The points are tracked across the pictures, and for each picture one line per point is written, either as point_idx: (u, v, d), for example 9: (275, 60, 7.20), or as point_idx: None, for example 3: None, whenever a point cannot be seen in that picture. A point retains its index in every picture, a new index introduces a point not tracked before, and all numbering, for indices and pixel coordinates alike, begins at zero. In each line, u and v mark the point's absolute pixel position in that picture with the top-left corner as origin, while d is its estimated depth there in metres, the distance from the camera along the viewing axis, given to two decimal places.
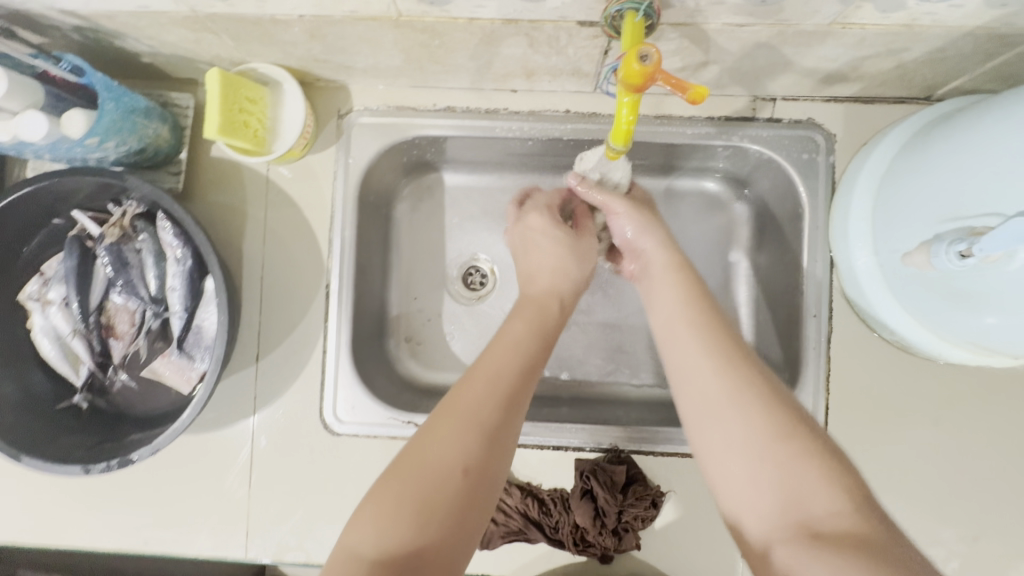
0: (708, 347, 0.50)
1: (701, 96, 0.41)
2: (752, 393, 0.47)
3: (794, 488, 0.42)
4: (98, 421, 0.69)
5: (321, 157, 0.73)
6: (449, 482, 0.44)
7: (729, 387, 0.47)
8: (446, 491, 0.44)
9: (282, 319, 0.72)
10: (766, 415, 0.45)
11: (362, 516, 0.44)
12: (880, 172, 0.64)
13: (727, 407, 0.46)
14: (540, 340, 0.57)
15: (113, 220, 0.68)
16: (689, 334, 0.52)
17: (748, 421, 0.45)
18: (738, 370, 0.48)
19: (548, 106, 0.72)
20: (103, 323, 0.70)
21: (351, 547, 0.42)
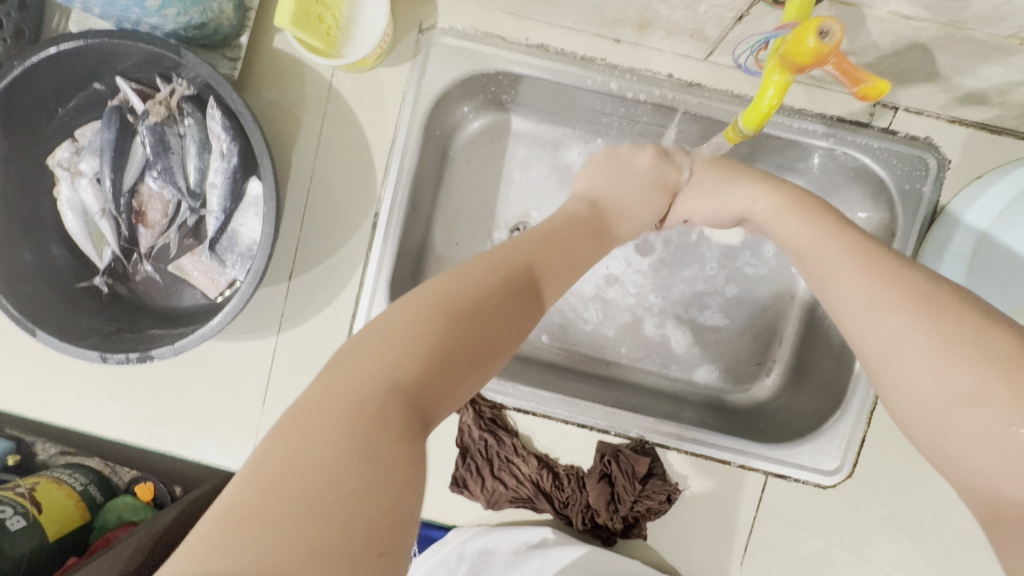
0: (899, 280, 0.40)
1: (879, 92, 0.37)
2: (952, 331, 0.35)
3: (1017, 446, 0.31)
4: (117, 307, 0.66)
5: (392, 72, 0.66)
6: (483, 339, 0.38)
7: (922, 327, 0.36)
8: (367, 419, 0.30)
9: (321, 239, 0.67)
10: (961, 355, 0.34)
11: (382, 340, 0.35)
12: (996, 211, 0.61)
13: (920, 349, 0.36)
14: (517, 278, 0.43)
15: (159, 97, 0.62)
16: (855, 269, 0.42)
17: (936, 369, 0.35)
18: (925, 303, 0.37)
19: (650, 66, 0.65)
20: (134, 208, 0.65)
21: (362, 365, 0.33)
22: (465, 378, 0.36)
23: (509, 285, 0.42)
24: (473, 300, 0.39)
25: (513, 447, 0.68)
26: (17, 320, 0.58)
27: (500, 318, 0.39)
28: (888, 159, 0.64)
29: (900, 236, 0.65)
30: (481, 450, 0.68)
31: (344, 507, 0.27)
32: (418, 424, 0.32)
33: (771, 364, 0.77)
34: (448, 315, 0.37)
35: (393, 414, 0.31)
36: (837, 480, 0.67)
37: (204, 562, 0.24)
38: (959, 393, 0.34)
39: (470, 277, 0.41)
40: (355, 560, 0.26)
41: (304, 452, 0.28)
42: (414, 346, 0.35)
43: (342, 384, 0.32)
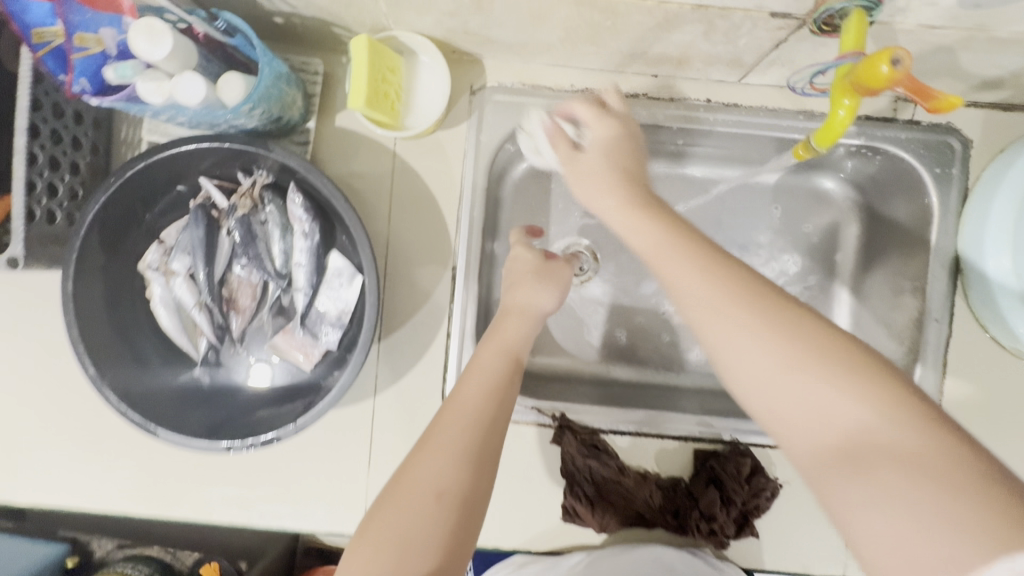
0: (738, 322, 0.40)
1: (950, 106, 0.41)
2: (789, 343, 0.38)
3: (876, 444, 0.34)
4: (218, 395, 0.68)
5: (450, 134, 0.70)
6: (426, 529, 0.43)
7: (793, 348, 0.38)
8: None
9: (403, 300, 0.71)
10: (837, 378, 0.37)
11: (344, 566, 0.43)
12: (1019, 190, 0.65)
13: (770, 381, 0.38)
14: (468, 425, 0.48)
15: (241, 190, 0.65)
16: (703, 274, 0.42)
17: (819, 384, 0.37)
18: (809, 351, 0.38)
19: (687, 94, 0.70)
20: (226, 296, 0.67)
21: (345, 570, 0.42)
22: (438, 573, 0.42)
23: (447, 457, 0.46)
24: (404, 513, 0.43)
25: (618, 468, 0.70)
26: (137, 422, 0.59)
27: (439, 510, 0.43)
28: (916, 148, 0.70)
29: (939, 215, 0.70)
30: (587, 476, 0.70)
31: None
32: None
33: None
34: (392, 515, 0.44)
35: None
36: None
37: None
38: (830, 406, 0.36)
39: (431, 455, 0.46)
40: None
41: None
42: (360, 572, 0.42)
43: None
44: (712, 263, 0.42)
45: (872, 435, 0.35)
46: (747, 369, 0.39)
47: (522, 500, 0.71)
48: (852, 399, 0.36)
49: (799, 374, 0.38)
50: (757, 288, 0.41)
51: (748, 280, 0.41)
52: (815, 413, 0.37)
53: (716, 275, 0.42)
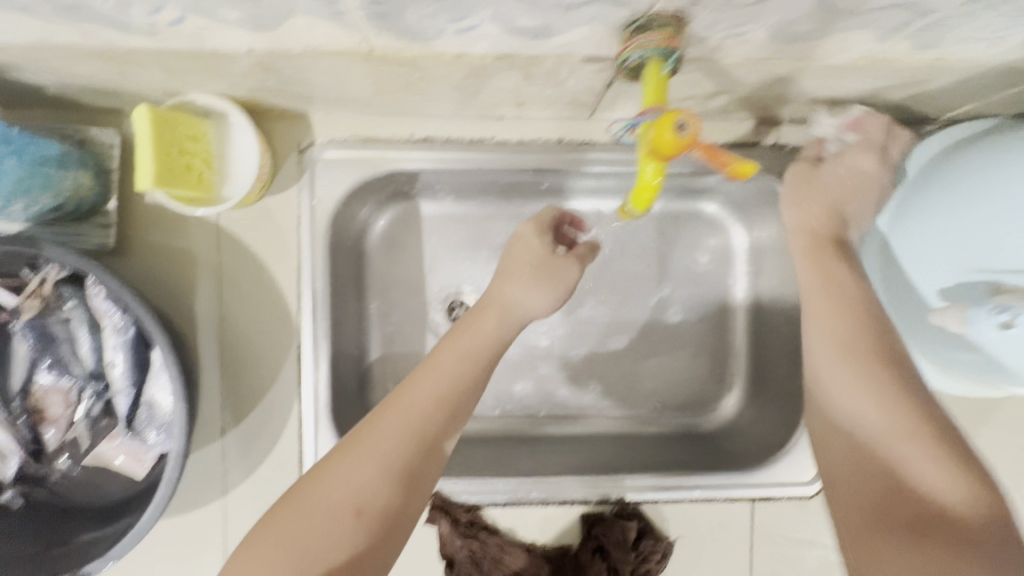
0: (876, 394, 0.47)
1: (746, 170, 0.38)
2: (898, 413, 0.46)
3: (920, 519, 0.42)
4: (38, 519, 0.60)
5: (282, 198, 0.63)
6: (357, 522, 0.43)
7: (876, 408, 0.47)
8: None
9: (247, 386, 0.63)
10: (905, 446, 0.45)
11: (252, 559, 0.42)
12: (898, 201, 0.60)
13: (876, 444, 0.46)
14: (402, 445, 0.45)
15: (30, 288, 0.56)
16: (866, 374, 0.48)
17: (895, 448, 0.45)
18: (891, 416, 0.46)
19: (539, 134, 0.65)
20: (32, 407, 0.59)
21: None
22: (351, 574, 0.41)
23: (370, 474, 0.44)
24: (338, 498, 0.43)
25: (501, 545, 0.65)
26: None
27: (365, 494, 0.44)
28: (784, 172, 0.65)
29: None
30: (467, 557, 0.65)
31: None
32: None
33: (731, 381, 0.78)
34: (317, 499, 0.43)
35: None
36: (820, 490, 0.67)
37: None
38: (865, 418, 0.47)
39: (355, 473, 0.44)
40: None
41: None
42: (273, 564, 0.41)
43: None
44: (860, 365, 0.49)
45: (910, 483, 0.44)
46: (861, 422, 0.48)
47: None
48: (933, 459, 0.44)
49: (875, 435, 0.47)
50: (869, 358, 0.49)
51: (870, 368, 0.49)
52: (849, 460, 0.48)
53: (854, 352, 0.50)
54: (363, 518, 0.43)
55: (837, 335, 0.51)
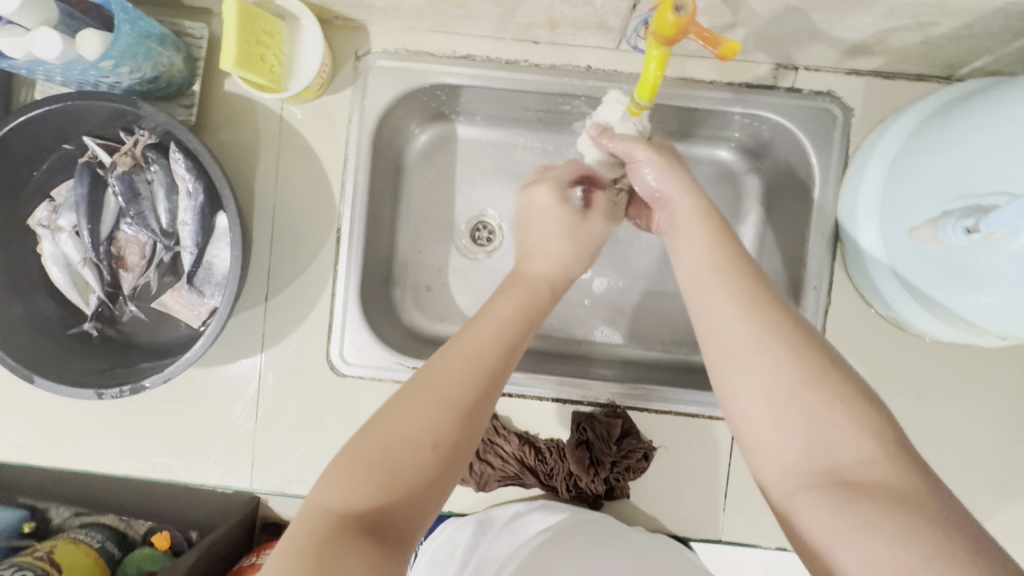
0: (748, 332, 0.46)
1: (733, 53, 0.41)
2: (790, 357, 0.44)
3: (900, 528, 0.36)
4: (108, 349, 0.70)
5: (337, 99, 0.72)
6: (439, 435, 0.44)
7: (768, 372, 0.44)
8: (318, 536, 0.39)
9: (291, 261, 0.73)
10: (811, 407, 0.42)
11: (342, 464, 0.43)
12: (879, 186, 0.65)
13: (755, 383, 0.44)
14: (477, 365, 0.48)
15: (124, 149, 0.67)
16: (726, 296, 0.48)
17: (774, 376, 0.44)
18: (767, 346, 0.45)
19: (570, 61, 0.71)
20: (114, 254, 0.70)
21: (323, 495, 0.42)
22: (426, 476, 0.43)
23: (454, 382, 0.47)
24: (423, 414, 0.45)
25: (495, 428, 0.71)
26: (14, 370, 0.62)
27: (443, 409, 0.45)
28: (796, 115, 0.70)
29: (818, 183, 0.70)
30: None
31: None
32: (369, 536, 0.40)
33: None
34: (400, 412, 0.45)
35: (351, 533, 0.40)
36: None
37: None
38: (783, 393, 0.43)
39: (445, 381, 0.47)
40: None
41: (293, 543, 0.39)
42: (364, 478, 0.42)
43: (313, 508, 0.42)
44: (747, 293, 0.48)
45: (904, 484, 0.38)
46: (754, 386, 0.44)
47: None
48: (844, 427, 0.41)
49: (800, 402, 0.42)
50: (763, 308, 0.46)
51: (761, 303, 0.47)
52: (804, 444, 0.42)
53: (753, 310, 0.46)
54: (460, 436, 0.45)
55: (725, 294, 0.48)
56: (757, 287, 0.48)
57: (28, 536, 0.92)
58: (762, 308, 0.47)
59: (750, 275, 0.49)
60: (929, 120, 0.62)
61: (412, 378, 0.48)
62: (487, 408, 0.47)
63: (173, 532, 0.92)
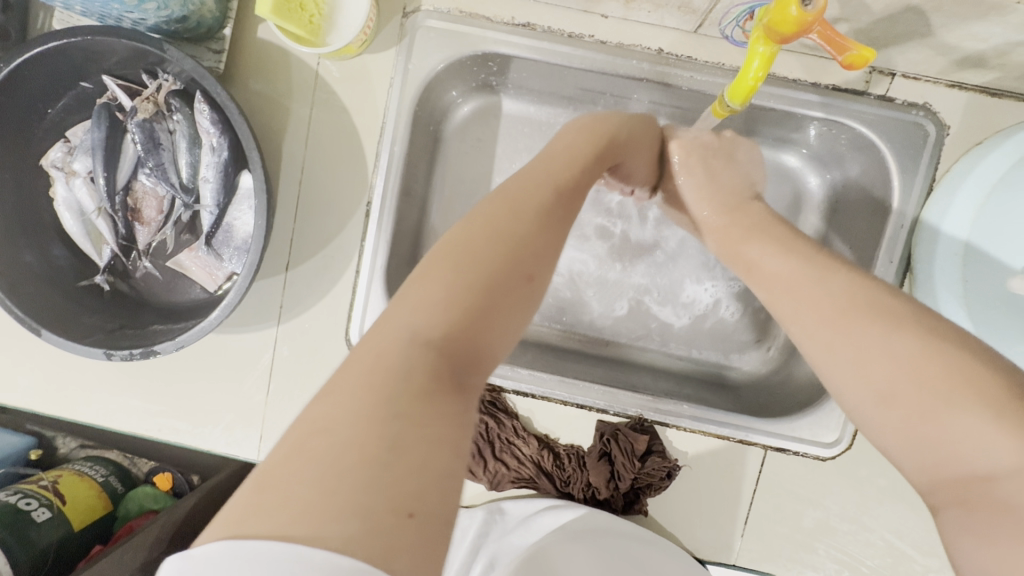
0: (825, 323, 0.41)
1: (859, 60, 0.37)
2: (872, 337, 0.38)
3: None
4: (119, 304, 0.67)
5: (379, 58, 0.66)
6: (505, 276, 0.37)
7: (862, 377, 0.38)
8: (385, 368, 0.31)
9: (317, 231, 0.68)
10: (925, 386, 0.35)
11: (400, 298, 0.36)
12: (959, 249, 0.59)
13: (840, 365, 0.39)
14: (552, 215, 0.43)
15: (146, 93, 0.62)
16: (791, 278, 0.45)
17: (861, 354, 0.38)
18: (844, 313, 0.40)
19: (640, 42, 0.64)
20: (130, 206, 0.65)
21: (388, 326, 0.34)
22: (487, 316, 0.36)
23: (527, 222, 0.41)
24: (486, 257, 0.37)
25: (514, 429, 0.68)
26: (21, 321, 0.59)
27: (510, 260, 0.38)
28: (884, 127, 0.62)
29: (899, 202, 0.63)
30: (482, 433, 0.68)
31: (376, 462, 0.27)
32: (450, 374, 0.33)
33: (770, 340, 0.78)
34: (478, 249, 0.38)
35: (422, 370, 0.32)
36: (836, 452, 0.68)
37: (272, 498, 0.27)
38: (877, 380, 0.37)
39: (516, 220, 0.40)
40: (384, 521, 0.26)
41: (328, 416, 0.29)
42: (425, 309, 0.35)
43: (364, 344, 0.33)
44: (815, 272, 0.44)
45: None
46: (849, 390, 0.39)
47: None
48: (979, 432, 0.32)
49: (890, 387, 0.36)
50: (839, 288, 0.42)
51: (836, 285, 0.42)
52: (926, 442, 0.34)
53: (822, 290, 0.42)
54: (527, 285, 0.39)
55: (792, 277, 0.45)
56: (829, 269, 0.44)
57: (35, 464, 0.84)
58: (859, 304, 0.40)
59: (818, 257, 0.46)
60: (1005, 181, 0.57)
61: (466, 223, 0.40)
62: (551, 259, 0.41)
63: (174, 472, 0.83)
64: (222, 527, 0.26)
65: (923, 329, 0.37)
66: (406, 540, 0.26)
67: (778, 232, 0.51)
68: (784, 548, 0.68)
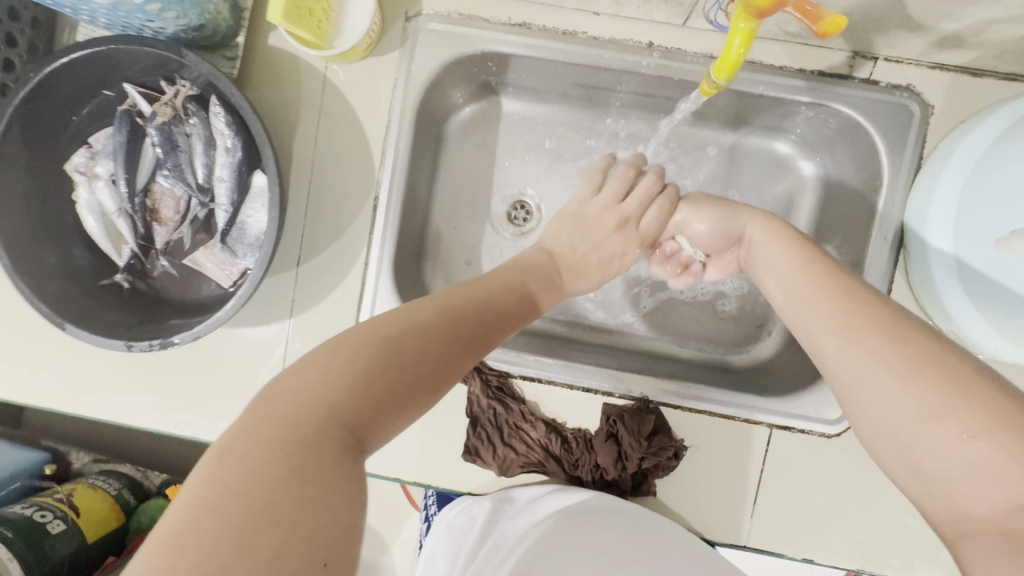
0: (866, 342, 0.43)
1: (834, 28, 0.40)
2: (915, 358, 0.40)
3: None
4: (137, 302, 0.69)
5: (384, 60, 0.69)
6: (416, 359, 0.45)
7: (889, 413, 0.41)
8: (297, 435, 0.36)
9: (326, 226, 0.71)
10: (968, 403, 0.37)
11: (314, 368, 0.40)
12: (948, 223, 0.60)
13: (878, 382, 0.41)
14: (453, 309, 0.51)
15: (165, 98, 0.65)
16: (831, 297, 0.48)
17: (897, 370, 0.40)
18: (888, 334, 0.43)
19: (630, 36, 0.67)
20: (148, 206, 0.69)
21: (299, 394, 0.39)
22: (398, 394, 0.43)
23: (430, 316, 0.49)
24: (407, 343, 0.45)
25: (521, 413, 0.70)
26: (44, 316, 0.61)
27: (417, 346, 0.46)
28: (871, 109, 0.65)
29: (888, 182, 0.65)
30: (490, 419, 0.70)
31: (290, 522, 0.33)
32: (357, 443, 0.39)
33: (771, 324, 0.80)
34: (386, 337, 0.44)
35: (336, 436, 0.38)
36: (840, 429, 0.69)
37: (191, 554, 0.30)
38: (917, 398, 0.39)
39: (417, 316, 0.48)
40: (302, 569, 0.32)
41: (243, 477, 0.33)
42: (337, 382, 0.40)
43: (282, 413, 0.37)
44: (848, 295, 0.48)
45: None
46: (880, 407, 0.41)
47: (429, 441, 0.70)
48: (1014, 457, 0.34)
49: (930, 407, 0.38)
50: (878, 312, 0.45)
51: (871, 309, 0.45)
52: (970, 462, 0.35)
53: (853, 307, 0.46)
54: (435, 365, 0.46)
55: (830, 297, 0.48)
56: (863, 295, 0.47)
57: (49, 476, 1.01)
58: (899, 331, 0.43)
59: (850, 283, 0.50)
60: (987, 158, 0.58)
61: (383, 314, 0.47)
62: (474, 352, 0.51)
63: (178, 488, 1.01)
64: None
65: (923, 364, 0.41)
66: None
67: (815, 259, 0.54)
68: (795, 527, 0.69)
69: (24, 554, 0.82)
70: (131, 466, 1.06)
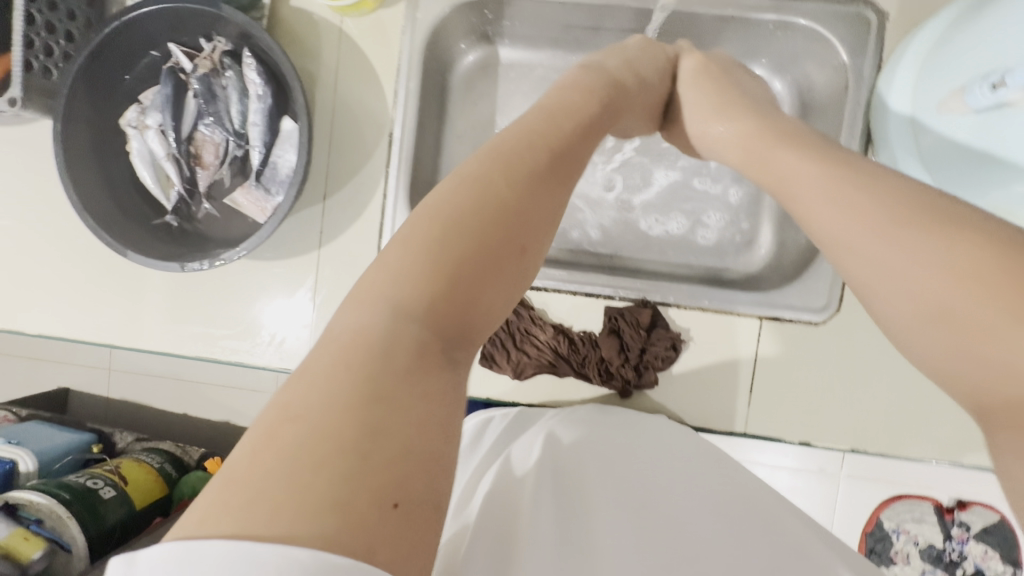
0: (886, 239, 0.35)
1: None
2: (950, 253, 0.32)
3: None
4: (185, 238, 0.78)
5: (392, 12, 0.78)
6: (495, 240, 0.38)
7: (927, 245, 0.33)
8: (360, 350, 0.32)
9: (347, 163, 0.79)
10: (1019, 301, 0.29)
11: (383, 267, 0.36)
12: None
13: (903, 289, 0.34)
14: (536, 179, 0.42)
15: (205, 54, 0.75)
16: (827, 182, 0.40)
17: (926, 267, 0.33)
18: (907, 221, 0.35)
19: None
20: (192, 152, 0.78)
21: (368, 300, 0.34)
22: (477, 283, 0.37)
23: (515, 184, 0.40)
24: (481, 220, 0.38)
25: (531, 318, 0.76)
26: (109, 243, 0.70)
27: (495, 227, 0.38)
28: (830, 20, 0.72)
29: (853, 85, 0.72)
30: (503, 326, 0.77)
31: (355, 452, 0.28)
32: (435, 352, 0.34)
33: (760, 238, 0.86)
34: (461, 214, 0.38)
35: (403, 347, 0.33)
36: (825, 317, 0.74)
37: (243, 492, 0.27)
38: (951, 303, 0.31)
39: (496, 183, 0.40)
40: (368, 511, 0.27)
41: (303, 406, 0.30)
42: (408, 279, 0.35)
43: (354, 321, 0.34)
44: (843, 175, 0.39)
45: None
46: (907, 316, 0.34)
47: None
48: None
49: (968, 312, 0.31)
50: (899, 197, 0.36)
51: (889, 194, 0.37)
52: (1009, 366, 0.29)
53: (854, 186, 0.38)
54: (518, 249, 0.39)
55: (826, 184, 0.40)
56: (855, 170, 0.40)
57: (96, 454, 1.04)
58: (927, 218, 0.34)
59: (843, 160, 0.41)
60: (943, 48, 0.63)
61: (451, 185, 0.40)
62: (545, 229, 0.41)
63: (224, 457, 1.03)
64: (195, 521, 0.27)
65: (985, 223, 0.33)
66: (386, 532, 0.27)
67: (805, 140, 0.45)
68: (788, 410, 0.75)
69: (81, 515, 0.83)
70: (172, 444, 1.08)
